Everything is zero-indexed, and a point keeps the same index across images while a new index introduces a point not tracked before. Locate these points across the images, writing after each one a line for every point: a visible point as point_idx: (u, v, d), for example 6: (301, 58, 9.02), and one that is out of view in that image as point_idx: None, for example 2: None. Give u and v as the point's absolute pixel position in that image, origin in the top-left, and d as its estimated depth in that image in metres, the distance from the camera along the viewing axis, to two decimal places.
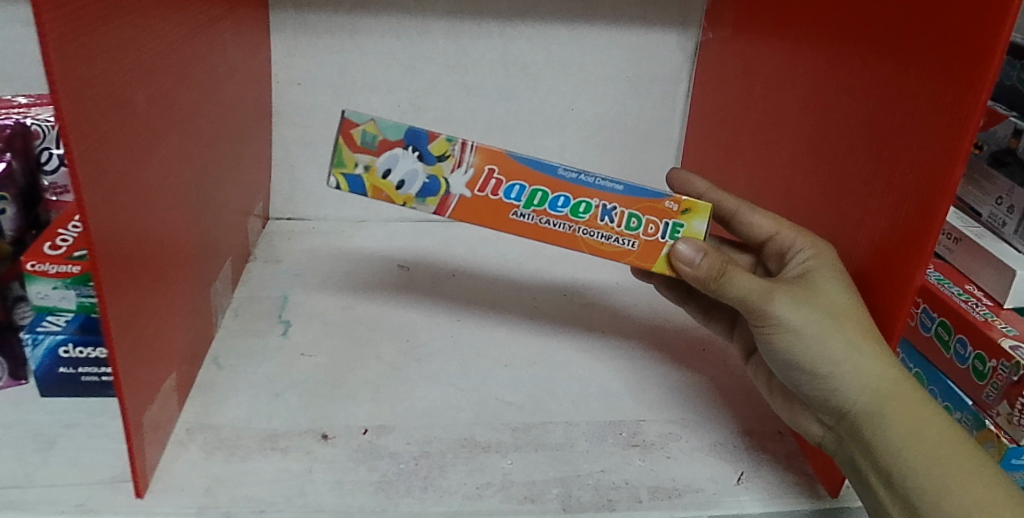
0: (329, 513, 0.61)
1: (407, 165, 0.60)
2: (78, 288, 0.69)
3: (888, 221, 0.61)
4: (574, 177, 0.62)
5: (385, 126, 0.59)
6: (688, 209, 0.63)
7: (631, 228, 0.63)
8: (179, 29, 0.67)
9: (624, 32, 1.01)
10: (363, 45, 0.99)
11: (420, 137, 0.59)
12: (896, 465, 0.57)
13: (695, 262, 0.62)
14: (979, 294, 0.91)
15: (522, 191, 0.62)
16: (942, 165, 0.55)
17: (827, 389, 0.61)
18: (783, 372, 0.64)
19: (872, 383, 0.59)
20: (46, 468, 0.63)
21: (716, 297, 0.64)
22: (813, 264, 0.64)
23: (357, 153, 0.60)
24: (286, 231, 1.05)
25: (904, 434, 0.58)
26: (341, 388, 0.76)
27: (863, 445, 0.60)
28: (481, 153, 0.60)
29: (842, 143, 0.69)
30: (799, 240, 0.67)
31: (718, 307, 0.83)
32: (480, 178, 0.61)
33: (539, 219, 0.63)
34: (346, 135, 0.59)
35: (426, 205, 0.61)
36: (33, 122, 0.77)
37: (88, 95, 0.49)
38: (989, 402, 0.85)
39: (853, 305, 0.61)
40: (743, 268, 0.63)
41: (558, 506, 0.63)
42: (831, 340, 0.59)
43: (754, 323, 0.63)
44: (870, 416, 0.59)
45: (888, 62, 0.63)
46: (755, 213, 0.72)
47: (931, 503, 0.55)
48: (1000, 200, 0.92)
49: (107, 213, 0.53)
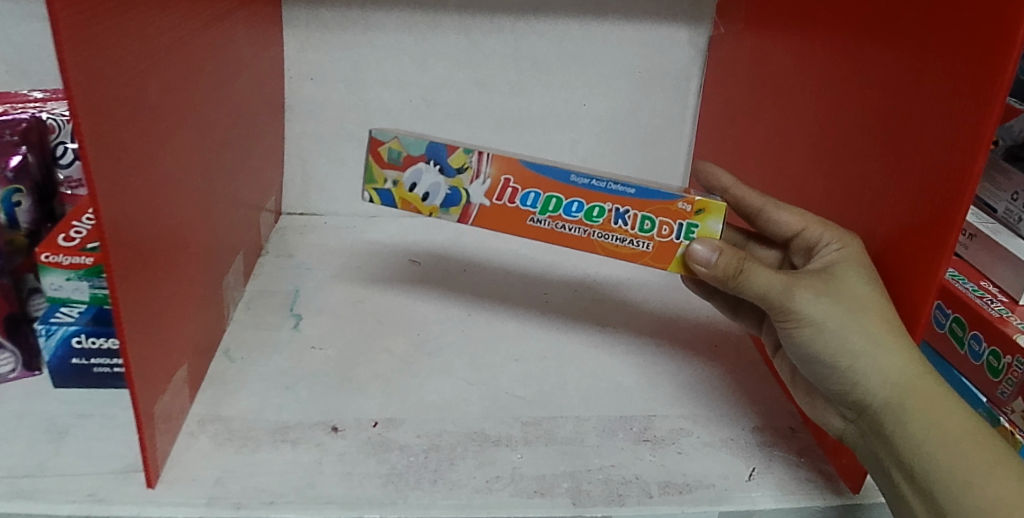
0: (338, 505, 0.61)
1: (430, 179, 0.62)
2: (90, 280, 0.70)
3: (905, 227, 0.61)
4: (586, 182, 0.62)
5: (408, 143, 0.61)
6: (702, 209, 0.62)
7: (645, 230, 0.63)
8: (192, 22, 0.67)
9: (636, 27, 1.01)
10: (375, 40, 0.99)
11: (441, 151, 0.61)
12: (918, 458, 0.57)
13: (712, 262, 0.61)
14: (994, 291, 0.90)
15: (537, 198, 0.62)
16: (962, 161, 0.55)
17: (849, 382, 0.60)
18: (805, 366, 0.63)
19: (893, 377, 0.58)
20: (59, 458, 0.64)
21: (734, 293, 0.63)
22: (835, 257, 0.63)
23: (386, 170, 0.62)
24: (298, 225, 1.06)
25: (926, 428, 0.57)
26: (352, 381, 0.76)
27: (884, 439, 0.59)
28: (497, 163, 0.62)
29: (858, 139, 0.68)
30: (825, 234, 0.66)
31: (744, 304, 0.80)
32: (498, 187, 0.62)
33: (555, 224, 0.63)
34: (374, 153, 0.62)
35: (450, 215, 0.63)
36: (49, 117, 0.77)
37: (100, 84, 0.49)
38: (1003, 399, 0.85)
39: (877, 298, 0.60)
40: (761, 264, 0.61)
41: (568, 500, 0.63)
42: (852, 333, 0.59)
43: (774, 317, 0.62)
44: (892, 410, 0.58)
45: (903, 61, 0.62)
46: (780, 211, 0.71)
47: (952, 496, 0.55)
48: (1016, 195, 0.91)
49: (118, 206, 0.53)
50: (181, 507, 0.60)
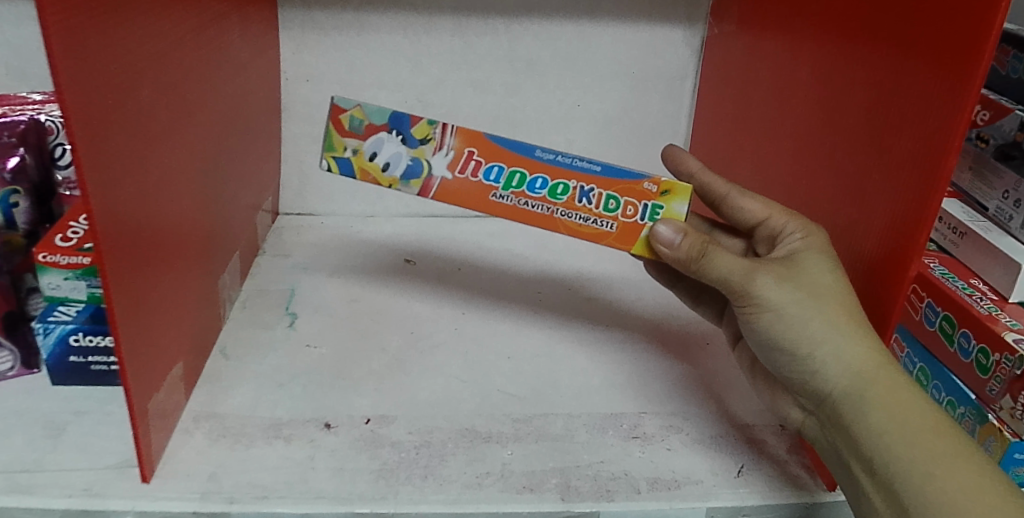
0: (330, 499, 0.62)
1: (391, 149, 0.63)
2: (88, 280, 0.71)
3: (881, 230, 0.62)
4: (552, 158, 0.63)
5: (371, 111, 0.62)
6: (667, 191, 0.63)
7: (610, 209, 0.64)
8: (185, 25, 0.68)
9: (630, 28, 1.01)
10: (371, 42, 1.00)
11: (404, 121, 0.62)
12: (879, 449, 0.57)
13: (675, 243, 0.62)
14: (984, 288, 0.90)
15: (500, 172, 0.63)
16: (937, 157, 0.55)
17: (809, 369, 0.62)
18: (765, 353, 0.65)
19: (854, 365, 0.59)
20: (55, 454, 0.65)
21: (697, 278, 0.64)
22: (800, 245, 0.65)
23: (346, 138, 0.63)
24: (295, 225, 1.07)
25: (887, 418, 0.58)
26: (345, 379, 0.77)
27: (844, 428, 0.60)
28: (461, 135, 0.63)
29: (842, 137, 0.69)
30: (790, 223, 0.68)
31: (706, 292, 0.84)
32: (461, 160, 0.63)
33: (518, 200, 0.64)
34: (335, 120, 0.62)
35: (411, 187, 0.64)
36: (47, 119, 0.79)
37: (90, 86, 0.50)
38: (992, 396, 0.84)
39: (838, 286, 0.61)
40: (724, 249, 0.62)
41: (556, 495, 0.64)
42: (811, 319, 0.60)
43: (735, 302, 0.63)
44: (851, 398, 0.60)
45: (884, 63, 0.63)
46: (746, 198, 0.73)
47: (910, 487, 0.55)
48: (1007, 194, 0.90)
49: (111, 206, 0.54)
50: (176, 502, 0.61)
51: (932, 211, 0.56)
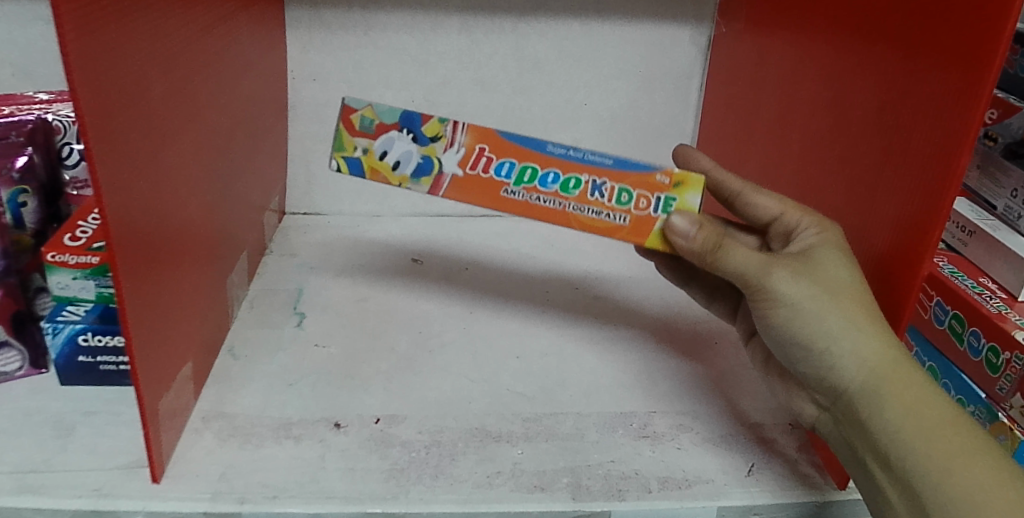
0: (340, 499, 0.62)
1: (402, 147, 0.62)
2: (97, 279, 0.71)
3: (892, 229, 0.62)
4: (563, 152, 0.62)
5: (382, 111, 0.62)
6: (679, 183, 0.62)
7: (622, 202, 0.63)
8: (195, 23, 0.67)
9: (637, 27, 1.01)
10: (377, 41, 1.00)
11: (415, 119, 0.62)
12: (896, 445, 0.57)
13: (691, 236, 0.61)
14: (994, 287, 0.90)
15: (511, 168, 0.63)
16: (949, 155, 0.55)
17: (826, 366, 0.61)
18: (780, 349, 0.64)
19: (871, 361, 0.59)
20: (65, 454, 0.65)
21: (712, 272, 0.63)
22: (814, 241, 0.65)
23: (356, 138, 0.62)
24: (302, 225, 1.07)
25: (902, 415, 0.58)
26: (354, 378, 0.76)
27: (860, 425, 0.60)
28: (472, 132, 0.62)
29: (852, 136, 0.69)
30: (804, 220, 0.68)
31: (720, 290, 0.84)
32: (472, 156, 0.63)
33: (529, 196, 0.63)
34: (346, 120, 0.62)
35: (420, 185, 0.63)
36: (54, 118, 0.78)
37: (102, 84, 0.50)
38: (1002, 395, 0.84)
39: (854, 282, 0.61)
40: (740, 243, 0.62)
41: (568, 495, 0.64)
42: (829, 315, 0.60)
43: (749, 298, 0.63)
44: (868, 395, 0.59)
45: (895, 61, 0.63)
46: (759, 194, 0.72)
47: (928, 483, 0.55)
48: (1015, 192, 0.90)
49: (123, 205, 0.54)
50: (186, 502, 0.61)
51: (944, 209, 0.55)
